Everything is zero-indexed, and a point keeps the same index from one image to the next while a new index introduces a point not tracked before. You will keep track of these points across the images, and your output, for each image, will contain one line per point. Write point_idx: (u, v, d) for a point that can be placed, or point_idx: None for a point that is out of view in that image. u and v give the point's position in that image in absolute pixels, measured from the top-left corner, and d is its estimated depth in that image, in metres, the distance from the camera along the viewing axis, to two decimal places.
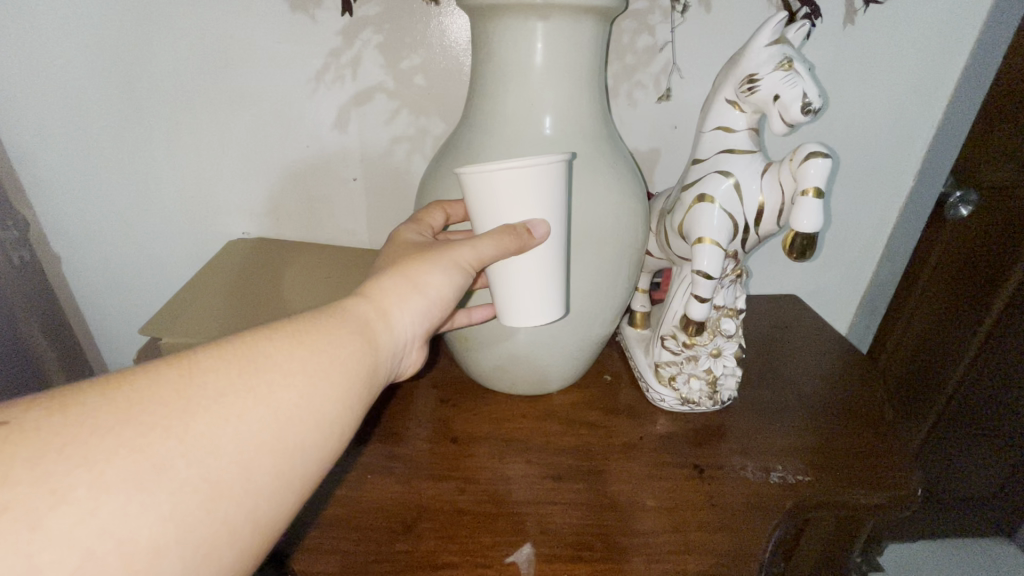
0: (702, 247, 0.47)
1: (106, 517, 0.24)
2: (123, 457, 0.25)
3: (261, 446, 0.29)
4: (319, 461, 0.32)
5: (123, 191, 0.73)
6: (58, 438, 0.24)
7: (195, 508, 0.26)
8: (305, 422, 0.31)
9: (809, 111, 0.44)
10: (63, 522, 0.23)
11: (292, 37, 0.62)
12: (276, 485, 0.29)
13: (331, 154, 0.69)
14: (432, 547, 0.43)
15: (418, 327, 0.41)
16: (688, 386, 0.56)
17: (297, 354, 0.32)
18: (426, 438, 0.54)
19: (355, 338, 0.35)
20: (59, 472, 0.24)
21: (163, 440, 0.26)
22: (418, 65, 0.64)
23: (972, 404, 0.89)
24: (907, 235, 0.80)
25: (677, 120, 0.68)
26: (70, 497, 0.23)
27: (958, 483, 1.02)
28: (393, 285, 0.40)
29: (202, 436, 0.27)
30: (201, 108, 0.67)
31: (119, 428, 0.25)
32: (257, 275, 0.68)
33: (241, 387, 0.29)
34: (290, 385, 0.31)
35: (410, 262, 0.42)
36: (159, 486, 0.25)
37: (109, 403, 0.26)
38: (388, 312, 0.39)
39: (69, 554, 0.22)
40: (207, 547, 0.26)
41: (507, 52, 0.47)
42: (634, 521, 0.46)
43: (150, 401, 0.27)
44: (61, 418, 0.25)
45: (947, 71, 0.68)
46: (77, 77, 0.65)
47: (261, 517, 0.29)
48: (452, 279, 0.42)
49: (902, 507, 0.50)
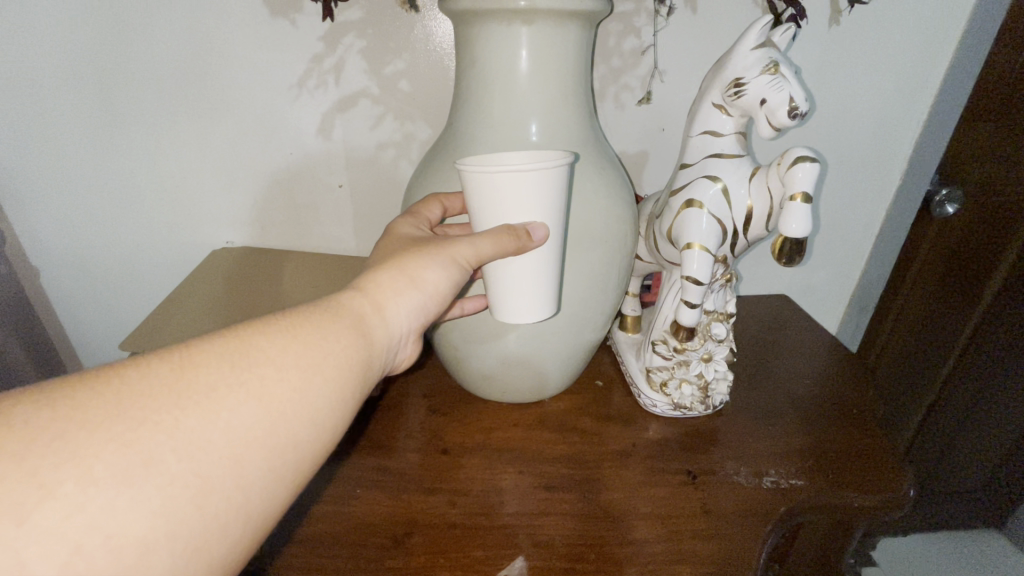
0: (692, 253, 0.47)
1: (95, 511, 0.23)
2: (111, 452, 0.24)
3: (252, 441, 0.28)
4: (312, 456, 0.31)
5: (103, 201, 0.71)
6: (46, 433, 0.24)
7: (185, 503, 0.25)
8: (298, 416, 0.30)
9: (796, 114, 0.43)
10: (51, 517, 0.22)
11: (272, 43, 0.61)
12: (267, 482, 0.28)
13: (316, 159, 0.68)
14: (422, 563, 0.42)
15: (413, 321, 0.41)
16: (679, 391, 0.56)
17: (291, 348, 0.31)
18: (417, 449, 0.54)
19: (349, 332, 0.35)
20: (47, 467, 0.23)
21: (154, 435, 0.25)
22: (403, 69, 0.63)
23: (959, 398, 0.91)
24: (894, 234, 0.80)
25: (664, 122, 0.68)
26: (59, 492, 0.23)
27: (948, 478, 1.03)
28: (388, 279, 0.39)
29: (193, 431, 0.26)
30: (180, 114, 0.66)
31: (108, 423, 0.25)
32: (243, 284, 0.67)
33: (233, 382, 0.28)
34: (283, 379, 0.30)
35: (405, 255, 0.41)
36: (149, 480, 0.24)
37: (98, 396, 0.25)
38: (383, 306, 0.38)
39: (59, 547, 0.22)
40: (197, 542, 0.25)
41: (491, 57, 0.46)
42: (629, 531, 0.45)
43: (140, 394, 0.26)
44: (47, 412, 0.24)
45: (932, 71, 0.68)
46: (49, 84, 0.63)
47: (253, 512, 0.28)
48: (448, 274, 0.41)
49: (896, 509, 0.49)
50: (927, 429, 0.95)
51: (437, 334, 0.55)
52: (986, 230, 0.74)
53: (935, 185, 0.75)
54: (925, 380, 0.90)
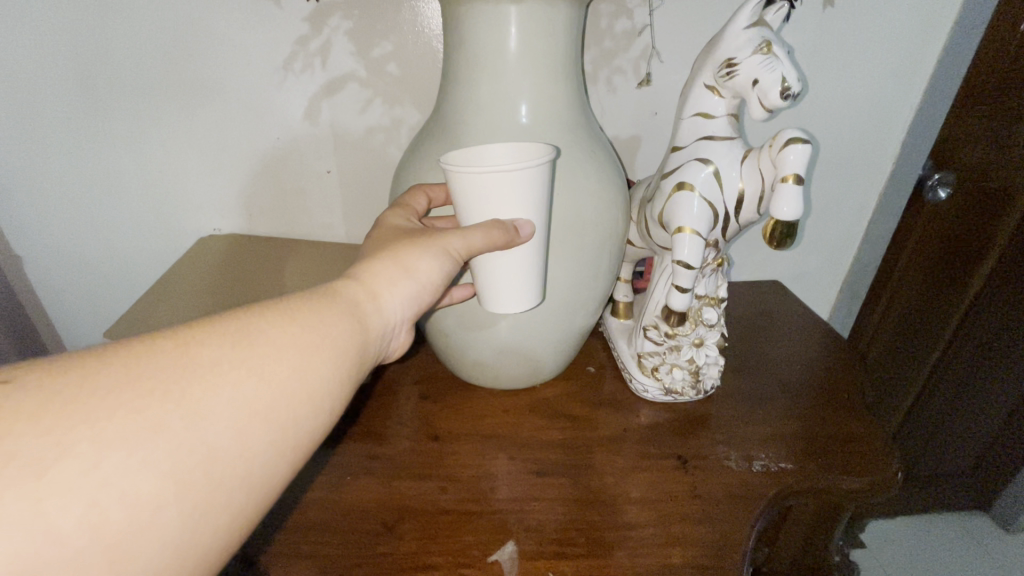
0: (683, 236, 0.46)
1: (109, 469, 0.23)
2: (123, 416, 0.24)
3: (256, 414, 0.27)
4: (313, 433, 0.30)
5: (86, 188, 0.70)
6: (58, 397, 0.23)
7: (194, 468, 0.25)
8: (300, 393, 0.29)
9: (788, 95, 0.42)
10: (68, 473, 0.22)
11: (257, 24, 0.60)
12: (271, 455, 0.28)
13: (304, 144, 0.67)
14: (413, 549, 0.42)
15: (408, 310, 0.40)
16: (671, 375, 0.56)
17: (291, 327, 0.31)
18: (408, 436, 0.53)
19: (346, 317, 0.34)
20: (61, 427, 0.22)
21: (162, 403, 0.25)
22: (391, 52, 0.62)
23: (950, 377, 0.93)
24: (886, 219, 0.80)
25: (657, 106, 0.67)
26: (73, 451, 0.22)
27: (935, 458, 1.06)
28: (383, 268, 0.39)
29: (200, 401, 0.26)
30: (163, 97, 0.64)
31: (120, 388, 0.24)
32: (235, 272, 0.66)
33: (237, 357, 0.28)
34: (285, 356, 0.29)
35: (399, 246, 0.41)
36: (159, 444, 0.24)
37: (106, 365, 0.25)
38: (378, 294, 0.38)
39: (74, 503, 0.22)
40: (205, 508, 0.25)
41: (480, 37, 0.45)
42: (619, 514, 0.45)
43: (150, 364, 0.26)
44: (57, 378, 0.24)
45: (927, 53, 0.67)
46: (26, 66, 0.61)
47: (256, 484, 0.27)
48: (443, 266, 0.41)
49: (884, 492, 0.50)
50: (918, 408, 0.97)
51: (428, 321, 0.55)
52: (978, 215, 0.76)
53: (928, 170, 0.75)
54: (915, 359, 0.92)
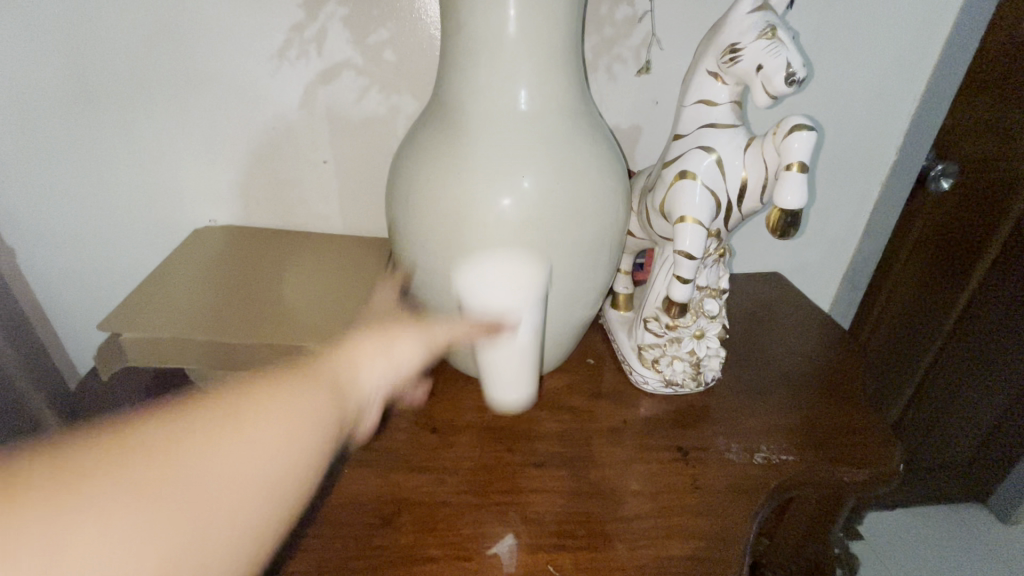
0: (685, 226, 0.46)
1: (125, 528, 0.28)
2: (131, 484, 0.29)
3: (245, 489, 0.33)
4: (294, 504, 0.36)
5: (72, 178, 0.67)
6: (62, 471, 0.28)
7: (195, 529, 0.30)
8: (281, 467, 0.35)
9: (792, 81, 0.42)
10: (89, 530, 0.27)
11: (251, 10, 0.58)
12: (259, 527, 0.33)
13: (300, 133, 0.66)
14: (412, 542, 0.42)
15: (385, 386, 0.47)
16: (671, 367, 0.55)
17: (273, 409, 0.37)
18: (406, 428, 0.53)
19: (320, 395, 0.40)
20: (85, 491, 0.28)
21: (163, 470, 0.30)
22: (387, 39, 0.61)
23: (952, 363, 0.96)
24: (889, 210, 0.79)
25: (657, 95, 0.66)
26: (92, 511, 0.27)
27: (935, 447, 1.07)
28: (366, 346, 0.45)
29: (193, 476, 0.31)
30: (155, 85, 0.62)
31: (125, 460, 0.30)
32: (243, 269, 0.63)
33: (226, 433, 0.34)
34: (272, 429, 0.36)
35: (358, 334, 0.46)
36: (163, 504, 0.29)
37: (110, 442, 0.30)
38: (361, 368, 0.44)
39: (104, 556, 0.27)
40: (207, 561, 0.30)
41: (478, 21, 0.44)
42: (620, 506, 0.45)
43: (146, 444, 0.31)
44: (78, 453, 0.29)
45: (933, 40, 0.66)
46: (11, 51, 0.59)
47: (251, 542, 0.32)
48: (412, 348, 0.48)
49: (885, 482, 0.50)
50: (919, 395, 1.00)
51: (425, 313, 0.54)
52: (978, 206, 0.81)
53: (931, 161, 0.78)
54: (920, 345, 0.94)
